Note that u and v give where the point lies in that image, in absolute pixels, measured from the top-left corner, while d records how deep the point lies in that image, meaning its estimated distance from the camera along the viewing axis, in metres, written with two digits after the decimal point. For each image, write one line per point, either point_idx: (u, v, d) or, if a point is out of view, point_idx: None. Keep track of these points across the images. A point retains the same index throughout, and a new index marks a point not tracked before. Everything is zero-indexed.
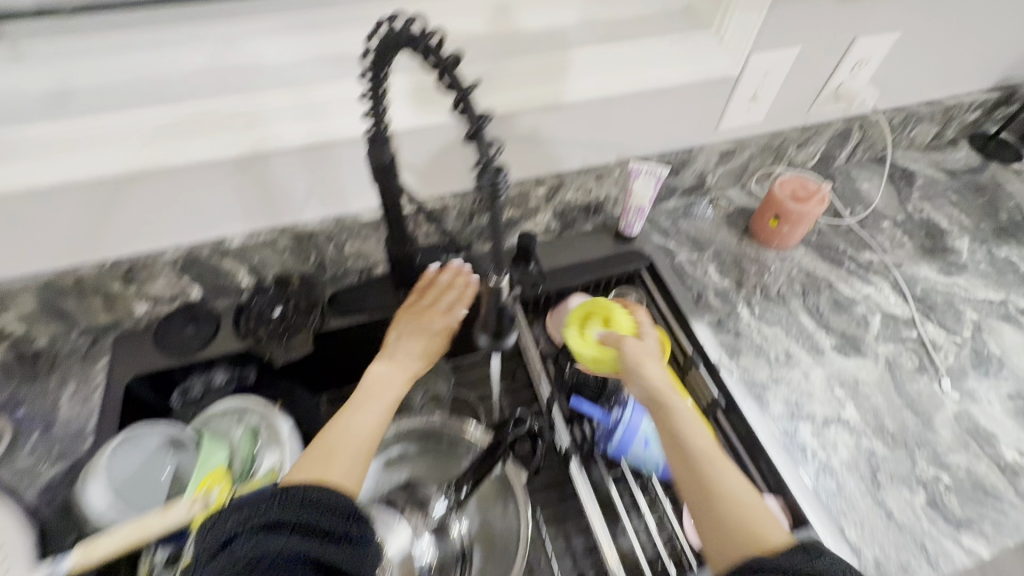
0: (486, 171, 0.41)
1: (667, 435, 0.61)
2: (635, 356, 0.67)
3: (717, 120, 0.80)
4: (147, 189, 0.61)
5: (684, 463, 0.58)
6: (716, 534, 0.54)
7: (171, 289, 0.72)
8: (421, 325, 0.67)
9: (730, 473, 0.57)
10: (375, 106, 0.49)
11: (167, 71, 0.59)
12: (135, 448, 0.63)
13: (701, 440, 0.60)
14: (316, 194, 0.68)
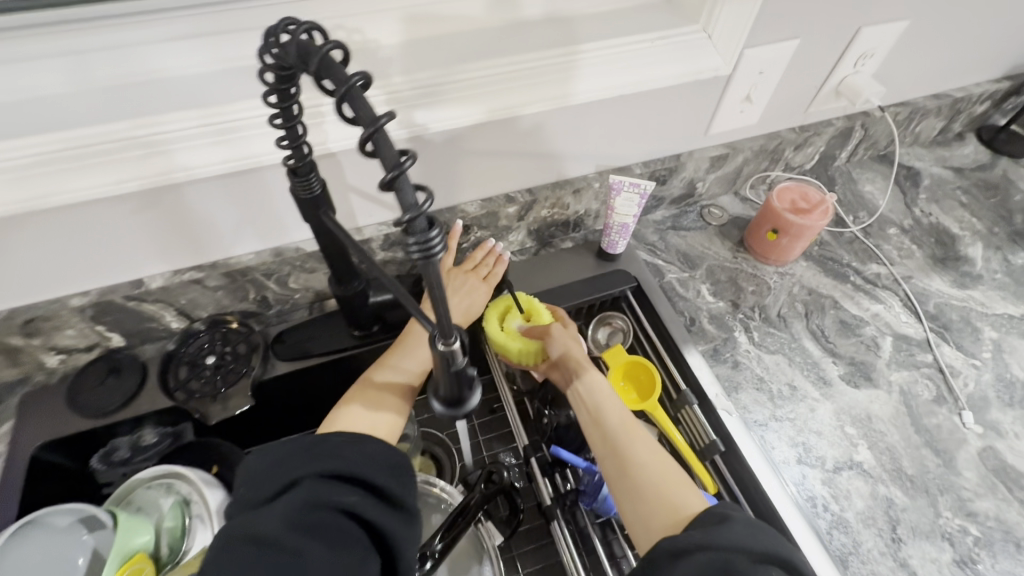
0: (413, 228, 0.29)
1: (587, 416, 0.59)
2: (562, 343, 0.62)
3: (706, 122, 0.72)
4: (35, 229, 0.50)
5: (604, 442, 0.57)
6: (636, 511, 0.52)
7: (85, 338, 0.62)
8: (393, 373, 0.61)
9: (646, 446, 0.56)
10: (291, 134, 0.39)
11: (36, 90, 0.46)
12: (41, 535, 0.54)
13: (616, 415, 0.58)
14: (247, 224, 0.59)
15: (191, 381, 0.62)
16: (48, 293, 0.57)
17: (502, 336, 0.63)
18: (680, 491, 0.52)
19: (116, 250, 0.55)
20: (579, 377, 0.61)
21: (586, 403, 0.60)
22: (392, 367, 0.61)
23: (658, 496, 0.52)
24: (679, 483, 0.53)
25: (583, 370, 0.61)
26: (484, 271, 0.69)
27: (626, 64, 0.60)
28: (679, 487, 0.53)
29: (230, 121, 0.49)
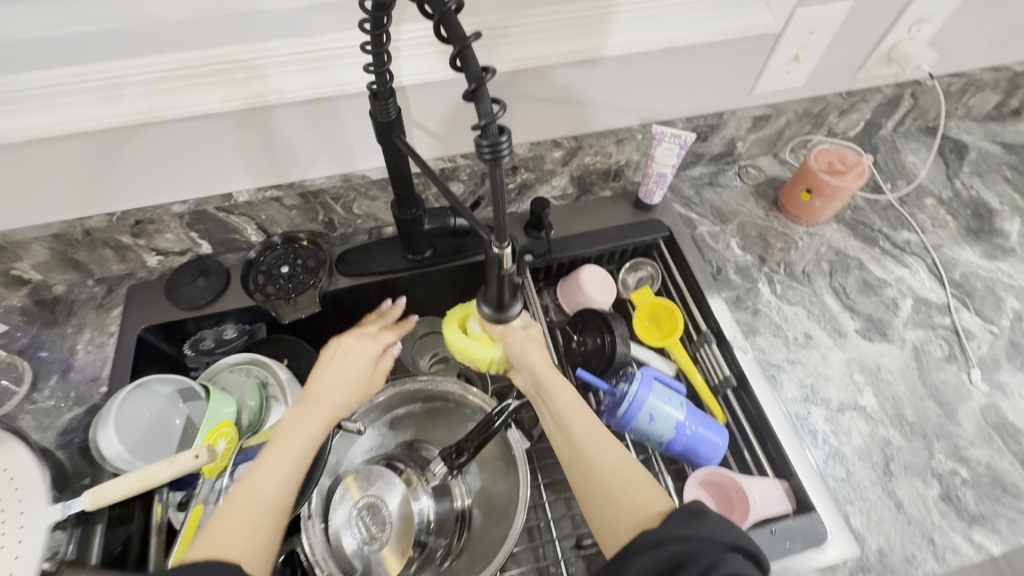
0: (487, 134, 0.36)
1: (551, 423, 0.62)
2: (519, 350, 0.63)
3: (752, 81, 0.75)
4: (151, 136, 0.59)
5: (568, 448, 0.59)
6: (601, 516, 0.55)
7: (182, 242, 0.71)
8: (319, 396, 0.62)
9: (610, 449, 0.58)
10: (379, 59, 0.47)
11: (149, 17, 0.50)
12: (145, 397, 0.62)
13: (577, 418, 0.60)
14: (322, 150, 0.67)
15: (268, 286, 0.71)
16: (154, 199, 0.66)
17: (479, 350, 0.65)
18: (644, 493, 0.54)
19: (212, 165, 0.64)
20: (540, 381, 0.63)
21: (549, 409, 0.62)
22: (322, 397, 0.62)
23: (623, 503, 0.54)
24: (643, 488, 0.55)
25: (546, 375, 0.63)
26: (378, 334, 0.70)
27: (678, 19, 0.63)
28: (639, 489, 0.55)
29: (319, 51, 0.55)
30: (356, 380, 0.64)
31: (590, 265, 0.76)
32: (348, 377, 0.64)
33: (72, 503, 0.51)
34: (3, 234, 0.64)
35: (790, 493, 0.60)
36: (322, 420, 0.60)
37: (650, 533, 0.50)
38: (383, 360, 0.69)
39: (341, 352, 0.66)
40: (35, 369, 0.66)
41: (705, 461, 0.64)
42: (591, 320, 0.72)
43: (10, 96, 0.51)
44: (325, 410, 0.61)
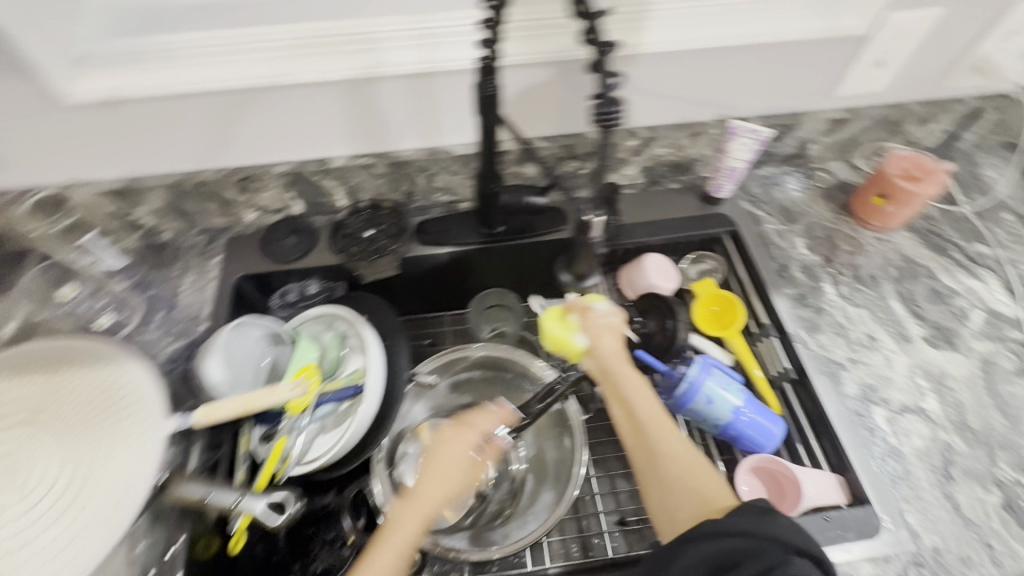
0: None
1: (618, 409, 0.64)
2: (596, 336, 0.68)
3: (833, 83, 0.76)
4: (270, 100, 0.65)
5: (633, 434, 0.62)
6: (660, 499, 0.57)
7: (278, 201, 0.78)
8: (419, 493, 0.59)
9: (675, 438, 0.60)
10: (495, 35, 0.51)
11: None
12: (238, 336, 0.68)
13: (645, 406, 0.62)
14: (416, 124, 0.71)
15: (351, 246, 0.76)
16: (261, 159, 0.72)
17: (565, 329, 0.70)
18: (706, 481, 0.56)
19: (317, 131, 0.70)
20: (611, 369, 0.66)
21: (617, 394, 0.64)
22: (422, 494, 0.58)
23: (685, 489, 0.56)
24: (704, 477, 0.56)
25: (618, 364, 0.66)
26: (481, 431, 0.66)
27: (766, 16, 0.65)
28: (700, 477, 0.56)
29: (430, 29, 0.61)
30: (456, 473, 0.61)
31: (654, 255, 0.78)
32: (447, 477, 0.60)
33: (185, 418, 0.56)
34: (130, 179, 0.71)
35: (842, 485, 0.61)
36: (418, 518, 0.57)
37: (714, 521, 0.50)
38: (487, 453, 0.65)
39: (443, 446, 0.63)
40: (145, 304, 0.74)
41: (758, 447, 0.66)
42: (655, 305, 0.75)
43: (159, 54, 0.58)
44: (423, 508, 0.57)
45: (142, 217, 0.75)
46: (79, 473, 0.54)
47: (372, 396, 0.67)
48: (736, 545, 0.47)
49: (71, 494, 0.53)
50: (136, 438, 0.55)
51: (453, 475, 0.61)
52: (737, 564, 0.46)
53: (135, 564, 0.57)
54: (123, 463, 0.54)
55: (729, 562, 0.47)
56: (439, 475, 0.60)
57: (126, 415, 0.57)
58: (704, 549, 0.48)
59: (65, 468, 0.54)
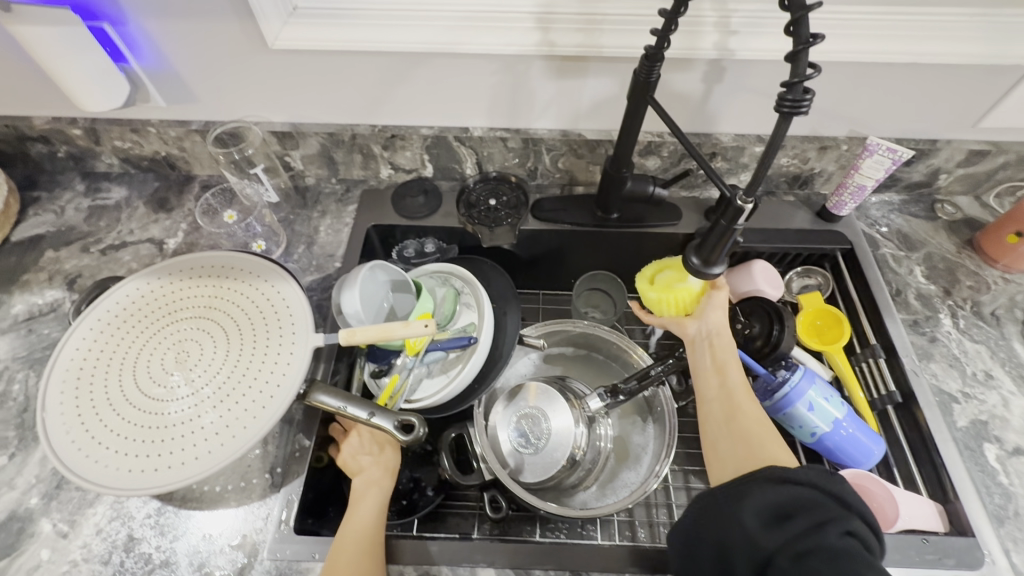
0: (793, 90, 0.47)
1: (711, 364, 0.67)
2: (716, 305, 0.71)
3: (981, 114, 0.74)
4: (433, 65, 0.71)
5: (719, 391, 0.64)
6: (726, 447, 0.59)
7: (413, 163, 0.84)
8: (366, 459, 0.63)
9: (757, 408, 0.62)
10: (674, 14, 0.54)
11: None
12: (369, 277, 0.72)
13: (738, 375, 0.65)
14: (555, 105, 0.76)
15: (472, 212, 0.81)
16: (409, 121, 0.79)
17: (645, 286, 0.77)
18: (781, 450, 0.57)
19: (465, 100, 0.76)
20: (715, 334, 0.69)
21: (715, 354, 0.67)
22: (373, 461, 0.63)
23: (758, 447, 0.57)
24: (780, 448, 0.57)
25: (724, 331, 0.69)
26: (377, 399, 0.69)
27: (934, 34, 0.64)
28: (776, 445, 0.58)
29: (595, 15, 0.64)
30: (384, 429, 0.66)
31: (763, 261, 0.79)
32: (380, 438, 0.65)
33: (331, 337, 0.63)
34: (294, 125, 0.79)
35: (943, 514, 0.61)
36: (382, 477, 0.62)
37: (781, 470, 0.50)
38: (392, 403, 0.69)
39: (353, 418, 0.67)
40: (289, 237, 0.83)
41: (855, 463, 0.66)
42: (760, 307, 0.75)
43: (347, 12, 0.65)
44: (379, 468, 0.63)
45: (296, 160, 0.84)
46: (237, 370, 0.61)
47: (481, 353, 0.72)
48: (800, 495, 0.47)
49: (228, 387, 0.60)
50: (288, 342, 0.63)
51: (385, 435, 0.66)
52: (799, 513, 0.46)
53: (266, 461, 0.64)
54: (276, 363, 0.61)
55: (790, 510, 0.46)
56: (375, 441, 0.65)
57: (280, 327, 0.64)
58: (768, 494, 0.48)
59: (227, 357, 0.62)
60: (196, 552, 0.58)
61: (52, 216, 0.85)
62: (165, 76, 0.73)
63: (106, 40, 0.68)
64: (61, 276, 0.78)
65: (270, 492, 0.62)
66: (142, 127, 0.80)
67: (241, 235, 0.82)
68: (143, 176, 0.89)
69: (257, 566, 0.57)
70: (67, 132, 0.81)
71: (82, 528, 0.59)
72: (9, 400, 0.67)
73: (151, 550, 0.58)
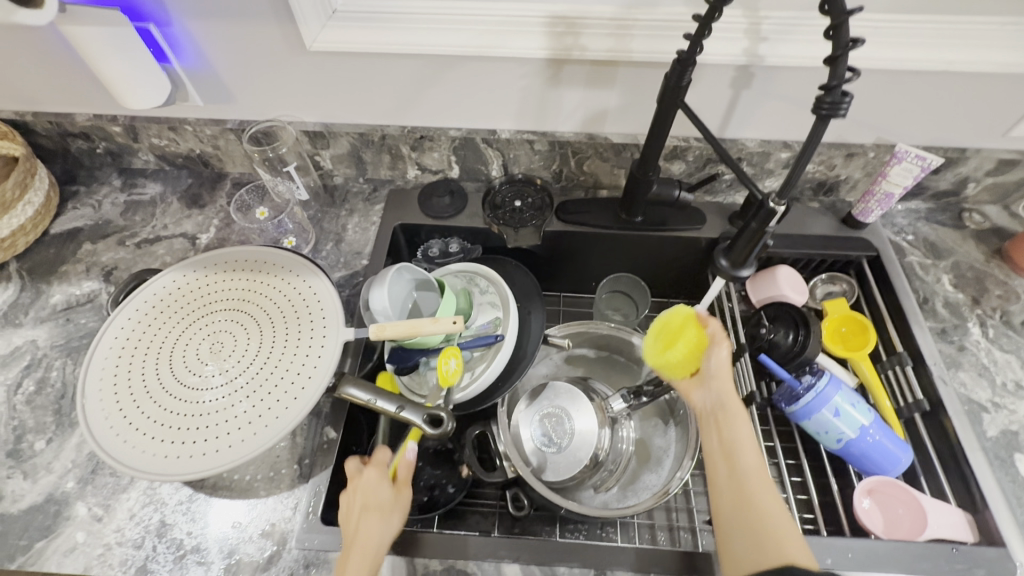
0: (831, 92, 0.47)
1: (718, 447, 0.60)
2: (718, 367, 0.64)
3: (1012, 123, 0.73)
4: (464, 68, 0.72)
5: (729, 476, 0.57)
6: (739, 543, 0.53)
7: (440, 164, 0.86)
8: (354, 535, 0.55)
9: (772, 496, 0.55)
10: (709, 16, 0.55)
11: None
12: (396, 276, 0.73)
13: (750, 456, 0.58)
14: (582, 109, 0.77)
15: (497, 212, 0.82)
16: (438, 123, 0.81)
17: (652, 345, 0.70)
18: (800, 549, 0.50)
19: (494, 103, 0.77)
20: (722, 407, 0.62)
21: (722, 432, 0.60)
22: (359, 538, 0.54)
23: (773, 546, 0.51)
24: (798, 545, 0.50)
25: (731, 404, 0.62)
26: (383, 465, 0.61)
27: (968, 43, 0.64)
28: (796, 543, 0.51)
29: (627, 22, 0.65)
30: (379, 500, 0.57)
31: (787, 267, 0.79)
32: (374, 512, 0.57)
33: (360, 332, 0.64)
34: (326, 125, 0.81)
35: (972, 524, 0.60)
36: (364, 563, 0.53)
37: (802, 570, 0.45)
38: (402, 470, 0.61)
39: (354, 484, 0.59)
40: (317, 234, 0.85)
41: (881, 471, 0.65)
42: (785, 313, 0.75)
43: (382, 15, 0.67)
44: (365, 551, 0.54)
45: (326, 159, 0.86)
46: (270, 362, 0.62)
47: (507, 350, 0.73)
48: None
49: (260, 379, 0.61)
50: (319, 337, 0.64)
51: (379, 510, 0.57)
52: None
53: (294, 452, 0.65)
54: (308, 355, 0.62)
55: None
56: (367, 514, 0.56)
57: (312, 321, 0.65)
58: None
59: (260, 352, 0.63)
60: (226, 540, 0.59)
61: (89, 210, 0.87)
62: (205, 76, 0.76)
63: (152, 41, 0.70)
64: (98, 268, 0.80)
65: (298, 482, 0.63)
66: (179, 125, 0.82)
67: (272, 231, 0.84)
68: (178, 173, 0.91)
69: (286, 555, 0.58)
70: (107, 129, 0.84)
71: (116, 513, 0.60)
72: (48, 387, 0.69)
73: (183, 536, 0.59)
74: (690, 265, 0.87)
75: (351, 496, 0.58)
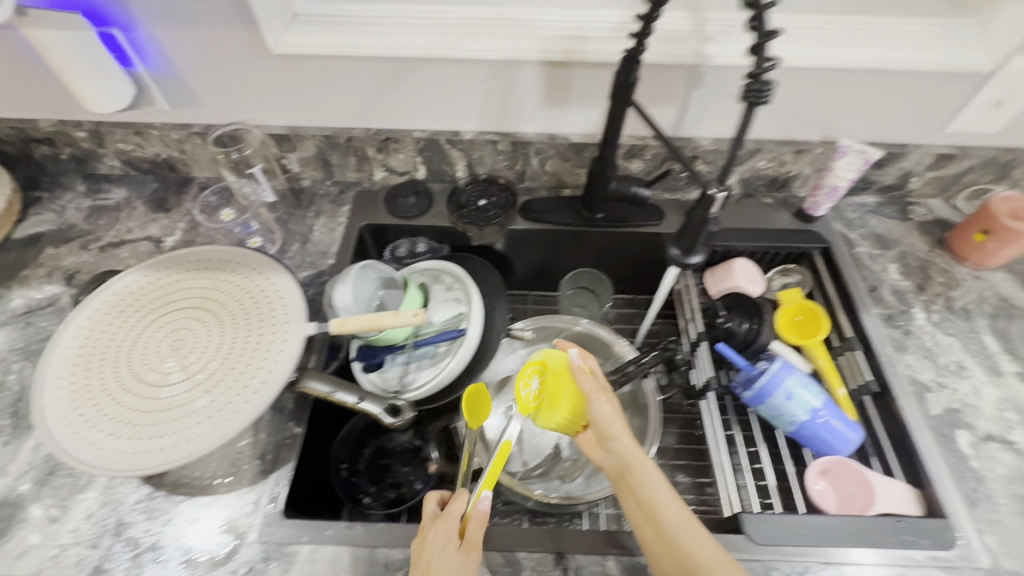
0: (756, 82, 0.52)
1: (638, 511, 0.54)
2: (607, 421, 0.58)
3: (945, 120, 0.78)
4: (426, 71, 0.74)
5: (658, 539, 0.52)
6: None
7: (406, 165, 0.88)
8: None
9: (707, 543, 0.51)
10: (650, 13, 0.58)
11: None
12: (362, 272, 0.73)
13: (670, 506, 0.53)
14: (541, 111, 0.80)
15: (462, 212, 0.83)
16: (402, 125, 0.83)
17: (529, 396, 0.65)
18: None
19: (456, 104, 0.79)
20: (627, 464, 0.56)
21: (635, 493, 0.55)
22: None
23: None
24: None
25: (633, 457, 0.56)
26: (453, 519, 0.57)
27: (897, 42, 0.68)
28: None
29: (582, 23, 0.70)
30: (443, 560, 0.52)
31: (743, 260, 0.82)
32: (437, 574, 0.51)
33: (323, 326, 0.65)
34: (292, 128, 0.83)
35: (918, 499, 0.62)
36: None
37: None
38: (472, 527, 0.56)
39: (423, 537, 0.55)
40: (283, 236, 0.85)
41: (832, 450, 0.67)
42: (741, 302, 0.78)
43: (342, 18, 0.70)
44: None
45: (293, 162, 0.87)
46: (228, 359, 0.62)
47: (470, 343, 0.74)
48: None
49: (220, 375, 0.61)
50: (278, 334, 0.64)
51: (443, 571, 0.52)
52: None
53: (257, 448, 0.65)
54: (271, 349, 0.63)
55: None
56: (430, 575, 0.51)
57: (273, 316, 0.66)
58: None
59: (218, 350, 0.63)
60: (184, 537, 0.58)
61: (52, 215, 0.87)
62: (170, 80, 0.77)
63: (115, 46, 0.71)
64: (59, 272, 0.80)
65: (259, 478, 0.62)
66: (145, 130, 0.83)
67: (237, 232, 0.85)
68: (144, 178, 0.91)
69: (244, 550, 0.57)
70: (71, 134, 0.84)
71: (72, 513, 0.60)
72: (4, 390, 0.68)
73: (140, 535, 0.58)
74: (652, 261, 0.89)
75: (418, 552, 0.54)
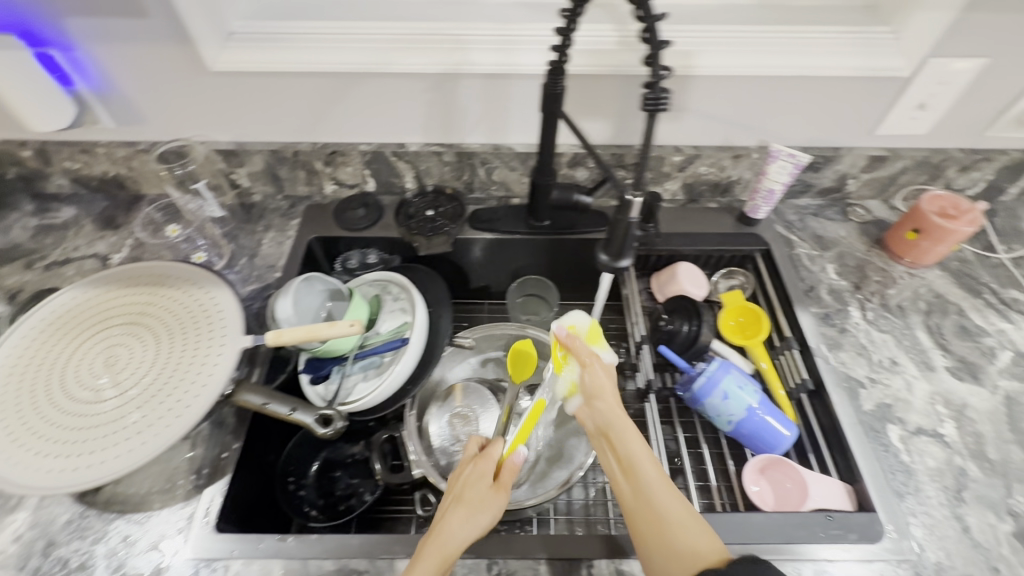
0: (652, 91, 0.56)
1: (617, 467, 0.57)
2: (595, 384, 0.59)
3: (873, 124, 0.80)
4: (366, 86, 0.76)
5: (632, 493, 0.55)
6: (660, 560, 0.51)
7: (355, 177, 0.88)
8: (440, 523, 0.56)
9: (676, 500, 0.54)
10: (568, 26, 0.60)
11: None
12: (306, 284, 0.74)
13: (646, 467, 0.55)
14: (483, 124, 0.81)
15: (410, 222, 0.83)
16: (346, 138, 0.83)
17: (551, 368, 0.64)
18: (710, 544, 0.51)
19: (398, 118, 0.81)
20: (610, 424, 0.58)
21: (616, 451, 0.57)
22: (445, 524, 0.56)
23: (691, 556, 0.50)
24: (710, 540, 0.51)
25: (618, 419, 0.58)
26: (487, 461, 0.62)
27: (816, 50, 0.71)
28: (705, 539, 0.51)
29: (515, 37, 0.72)
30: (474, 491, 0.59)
31: (687, 265, 0.83)
32: (466, 504, 0.57)
33: (259, 337, 0.65)
34: (239, 143, 0.83)
35: (851, 494, 0.63)
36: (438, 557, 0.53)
37: None
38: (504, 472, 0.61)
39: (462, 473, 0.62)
40: (232, 251, 0.86)
41: (769, 448, 0.68)
42: (683, 305, 0.80)
43: (279, 35, 0.72)
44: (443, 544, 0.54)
45: (242, 177, 0.88)
46: (164, 371, 0.63)
47: (413, 352, 0.74)
48: None
49: (154, 388, 0.61)
50: (214, 345, 0.64)
51: (472, 501, 0.58)
52: None
53: (194, 463, 0.64)
54: (205, 361, 0.63)
55: None
56: (461, 502, 0.58)
57: (211, 328, 0.66)
58: None
59: (154, 362, 0.64)
60: (114, 555, 0.58)
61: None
62: (112, 98, 0.77)
63: (54, 65, 0.72)
64: (2, 292, 0.79)
65: (194, 493, 0.62)
66: (92, 148, 0.84)
67: (183, 247, 0.85)
68: (93, 196, 0.91)
69: (175, 565, 0.57)
70: (17, 154, 0.84)
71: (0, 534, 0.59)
72: None
73: (69, 554, 0.58)
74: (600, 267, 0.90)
75: (455, 483, 0.61)
